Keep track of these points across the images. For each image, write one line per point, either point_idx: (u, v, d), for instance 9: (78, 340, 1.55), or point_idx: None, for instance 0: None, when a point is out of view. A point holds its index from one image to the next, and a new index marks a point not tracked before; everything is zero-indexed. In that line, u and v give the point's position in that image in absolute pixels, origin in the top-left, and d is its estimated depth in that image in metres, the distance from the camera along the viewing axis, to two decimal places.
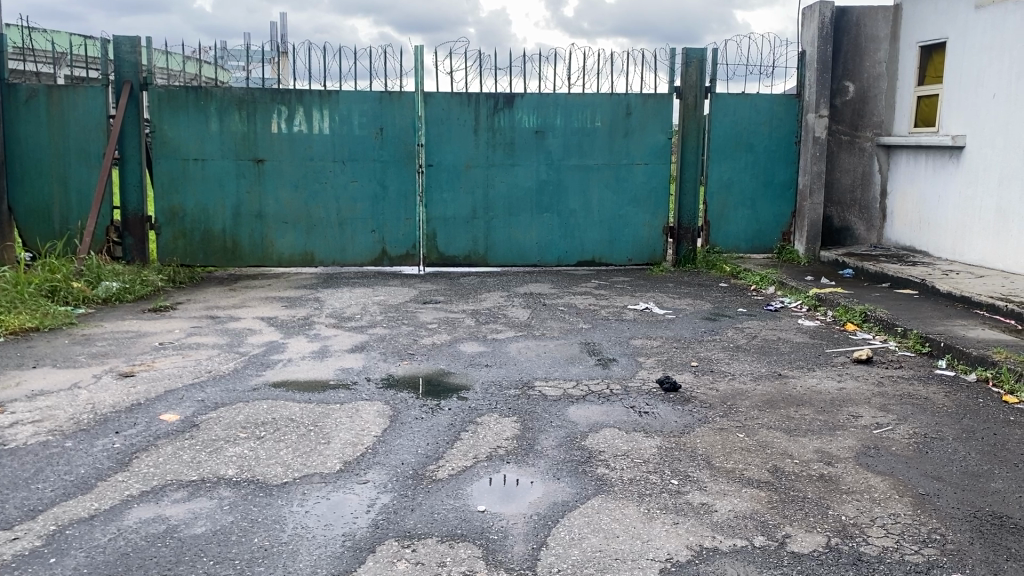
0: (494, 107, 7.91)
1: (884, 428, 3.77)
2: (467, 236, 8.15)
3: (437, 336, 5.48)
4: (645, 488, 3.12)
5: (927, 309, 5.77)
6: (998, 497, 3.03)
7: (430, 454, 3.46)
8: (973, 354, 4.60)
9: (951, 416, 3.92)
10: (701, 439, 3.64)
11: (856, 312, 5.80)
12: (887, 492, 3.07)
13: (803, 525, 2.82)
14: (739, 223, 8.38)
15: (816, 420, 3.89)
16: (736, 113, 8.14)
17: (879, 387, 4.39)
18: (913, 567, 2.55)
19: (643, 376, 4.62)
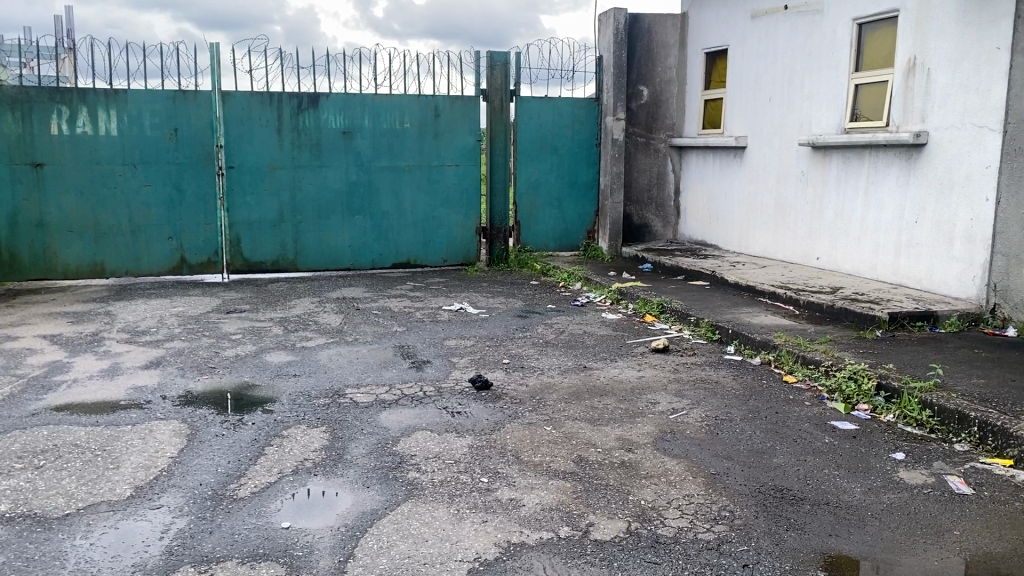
0: (298, 106, 7.68)
1: (679, 413, 3.98)
2: (275, 241, 7.86)
3: (241, 347, 5.24)
4: (455, 489, 3.12)
5: (717, 299, 6.16)
6: (779, 472, 3.27)
7: (231, 472, 3.29)
8: (757, 339, 4.96)
9: (738, 398, 4.20)
10: (511, 436, 3.69)
11: (654, 304, 6.10)
12: (682, 474, 3.24)
13: (605, 512, 2.91)
14: (546, 223, 8.61)
15: (618, 409, 4.04)
16: (540, 116, 8.36)
17: (676, 374, 4.64)
18: (705, 544, 2.69)
19: (455, 376, 4.63)
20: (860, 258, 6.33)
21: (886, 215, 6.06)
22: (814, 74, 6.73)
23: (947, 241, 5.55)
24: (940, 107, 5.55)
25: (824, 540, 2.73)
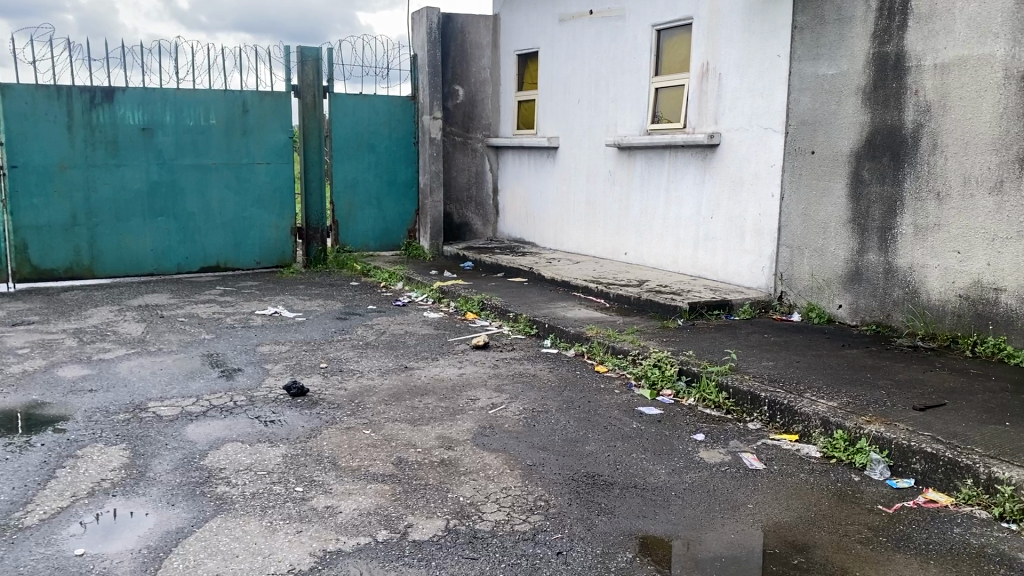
0: (90, 101, 7.15)
1: (498, 408, 4.04)
2: (67, 245, 7.28)
3: (28, 362, 4.81)
4: (268, 501, 3.01)
5: (534, 294, 6.32)
6: (591, 459, 3.39)
7: (15, 499, 3.01)
8: (571, 332, 5.12)
9: (554, 390, 4.32)
10: (328, 442, 3.61)
11: (474, 302, 6.16)
12: (500, 468, 3.29)
13: (424, 512, 2.91)
14: (365, 222, 8.51)
15: (438, 407, 4.05)
16: (355, 113, 8.23)
17: (495, 370, 4.70)
18: (521, 535, 2.75)
19: (269, 383, 4.47)
20: (664, 253, 6.68)
21: (685, 211, 6.43)
22: (618, 77, 7.03)
23: (739, 235, 5.96)
24: (730, 109, 5.96)
25: (633, 523, 2.85)
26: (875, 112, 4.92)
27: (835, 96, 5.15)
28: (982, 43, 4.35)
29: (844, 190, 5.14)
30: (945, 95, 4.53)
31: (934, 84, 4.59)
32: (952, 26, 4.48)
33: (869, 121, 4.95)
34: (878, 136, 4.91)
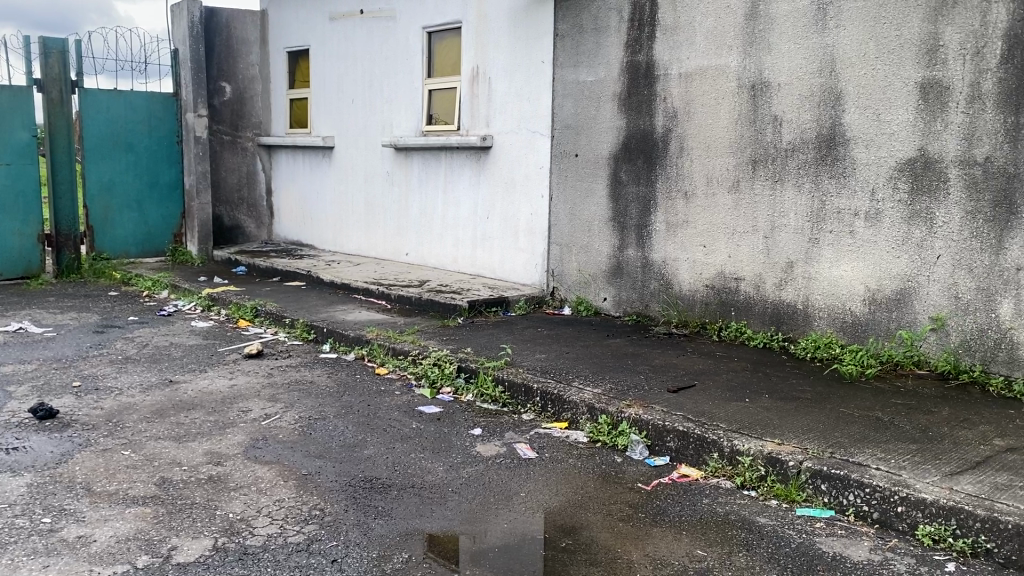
0: None
1: (272, 418, 3.91)
2: None
3: None
4: (8, 537, 2.73)
5: (311, 298, 6.17)
6: (369, 463, 3.37)
7: None
8: (349, 335, 5.06)
9: (331, 395, 4.24)
10: (81, 466, 3.33)
11: (247, 308, 5.93)
12: (273, 480, 3.19)
13: (189, 533, 2.76)
14: (125, 227, 7.95)
15: (207, 422, 3.86)
16: (109, 110, 7.67)
17: (269, 378, 4.55)
18: (294, 547, 2.68)
19: (12, 407, 4.05)
20: (444, 253, 6.76)
21: (462, 212, 6.54)
22: (391, 78, 7.03)
23: (513, 235, 6.15)
24: (500, 112, 6.14)
25: (410, 523, 2.87)
26: (630, 117, 5.25)
27: (594, 101, 5.44)
28: (719, 55, 4.78)
29: (605, 190, 5.45)
30: (689, 102, 4.93)
31: (679, 92, 4.98)
32: (693, 39, 4.88)
33: (625, 125, 5.28)
34: (633, 139, 5.24)
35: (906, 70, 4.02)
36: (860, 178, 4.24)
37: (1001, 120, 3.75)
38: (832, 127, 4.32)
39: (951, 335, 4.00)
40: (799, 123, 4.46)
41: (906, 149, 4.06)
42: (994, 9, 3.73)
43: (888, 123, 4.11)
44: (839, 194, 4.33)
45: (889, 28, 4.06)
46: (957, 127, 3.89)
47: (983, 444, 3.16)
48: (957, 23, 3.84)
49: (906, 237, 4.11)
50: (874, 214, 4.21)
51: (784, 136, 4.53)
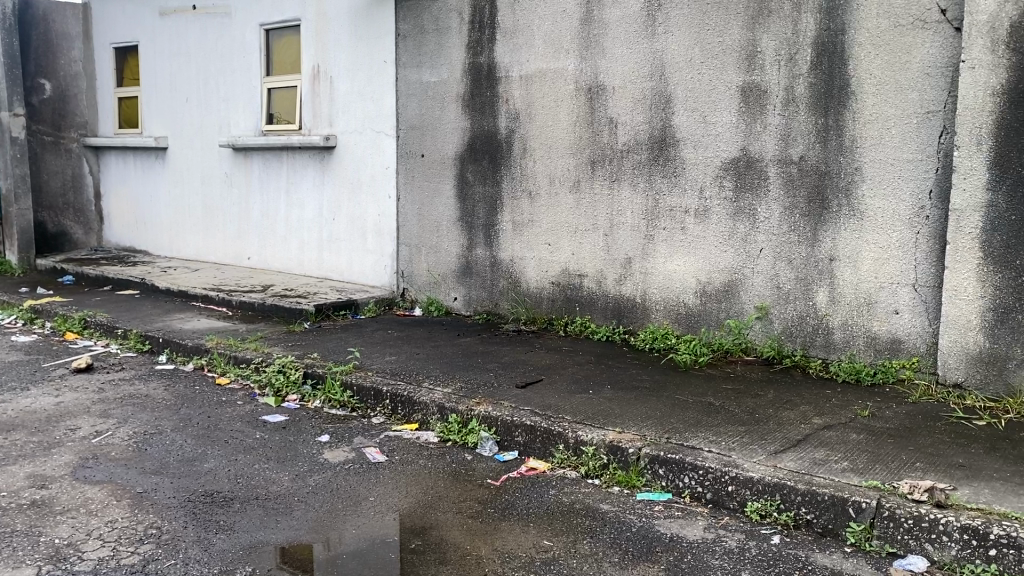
0: None
1: (103, 435, 3.70)
2: None
3: None
4: None
5: (146, 307, 5.87)
6: (210, 477, 3.25)
7: None
8: (188, 345, 4.85)
9: (169, 408, 4.06)
10: None
11: (74, 320, 5.57)
12: (104, 500, 3.02)
13: (10, 563, 2.57)
14: None
15: (29, 443, 3.60)
16: None
17: (99, 394, 4.30)
18: (128, 569, 2.55)
19: None
20: (289, 256, 6.59)
21: (307, 213, 6.40)
22: (228, 76, 6.79)
23: (361, 235, 6.08)
24: (343, 112, 6.05)
25: (254, 536, 2.79)
26: (473, 118, 5.30)
27: (437, 102, 5.46)
28: (556, 58, 4.91)
29: (451, 190, 5.48)
30: (530, 104, 5.04)
31: (520, 94, 5.07)
32: (531, 41, 4.99)
33: (468, 126, 5.33)
34: (477, 140, 5.30)
35: (728, 75, 4.27)
36: (689, 178, 4.47)
37: (813, 122, 4.04)
38: (663, 129, 4.53)
39: (774, 322, 4.29)
40: (633, 125, 4.64)
41: (731, 149, 4.31)
42: (804, 19, 4.01)
43: (714, 125, 4.35)
44: (671, 193, 4.54)
45: (712, 35, 4.29)
46: (774, 128, 4.16)
47: (804, 423, 3.41)
48: (771, 31, 4.11)
49: (732, 232, 4.36)
50: (703, 211, 4.45)
51: (619, 137, 4.70)
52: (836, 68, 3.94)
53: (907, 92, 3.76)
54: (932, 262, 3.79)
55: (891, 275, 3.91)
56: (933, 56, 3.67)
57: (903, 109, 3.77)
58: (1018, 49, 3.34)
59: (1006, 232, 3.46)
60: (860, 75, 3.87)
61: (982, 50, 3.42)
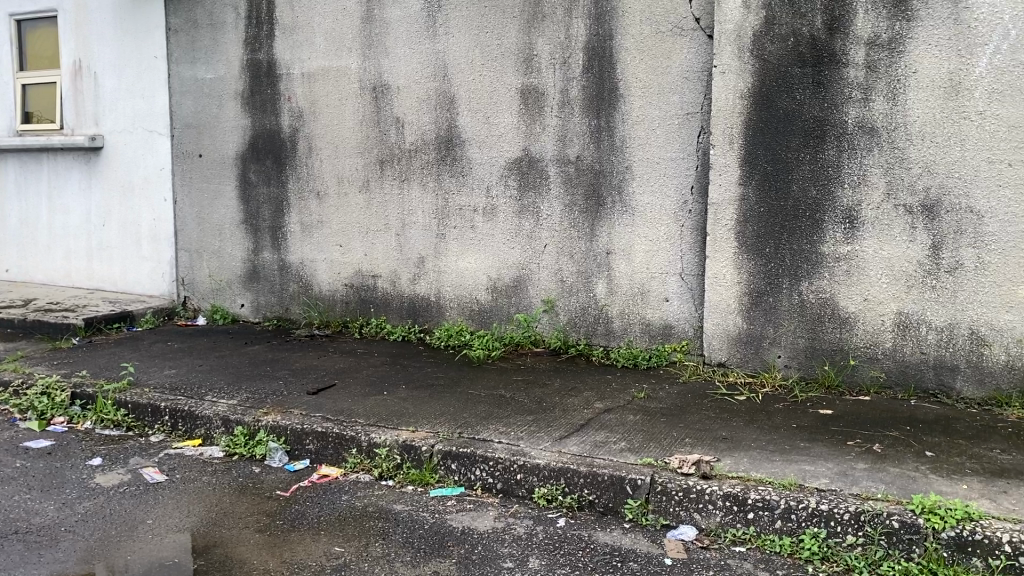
0: None
1: None
2: None
3: None
4: None
5: None
6: None
7: None
8: None
9: None
10: None
11: None
12: None
13: None
14: None
15: None
16: None
17: None
18: None
19: None
20: (53, 266, 6.08)
21: (72, 220, 5.93)
22: None
23: (135, 242, 5.71)
24: (110, 111, 5.66)
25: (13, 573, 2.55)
26: (254, 117, 5.12)
27: (215, 99, 5.23)
28: (339, 57, 4.84)
29: (234, 191, 5.26)
30: (313, 102, 4.94)
31: (303, 93, 4.96)
32: (312, 39, 4.89)
33: (249, 125, 5.14)
34: (259, 139, 5.12)
35: (507, 76, 4.39)
36: (475, 177, 4.56)
37: (587, 122, 4.24)
38: (448, 128, 4.59)
39: (559, 314, 4.47)
40: (419, 124, 4.67)
41: (513, 149, 4.44)
42: (575, 24, 4.19)
43: (496, 125, 4.46)
44: (459, 191, 4.61)
45: (491, 37, 4.39)
46: (553, 129, 4.32)
47: (586, 408, 3.58)
48: (546, 35, 4.27)
49: (517, 229, 4.50)
50: (489, 209, 4.55)
51: (405, 137, 4.72)
52: (606, 72, 4.15)
53: (669, 94, 4.03)
54: (696, 253, 4.09)
55: (662, 266, 4.18)
56: (691, 61, 3.96)
57: (667, 111, 4.04)
58: (761, 56, 3.68)
59: (756, 223, 3.80)
60: (628, 78, 4.10)
61: (731, 57, 3.73)
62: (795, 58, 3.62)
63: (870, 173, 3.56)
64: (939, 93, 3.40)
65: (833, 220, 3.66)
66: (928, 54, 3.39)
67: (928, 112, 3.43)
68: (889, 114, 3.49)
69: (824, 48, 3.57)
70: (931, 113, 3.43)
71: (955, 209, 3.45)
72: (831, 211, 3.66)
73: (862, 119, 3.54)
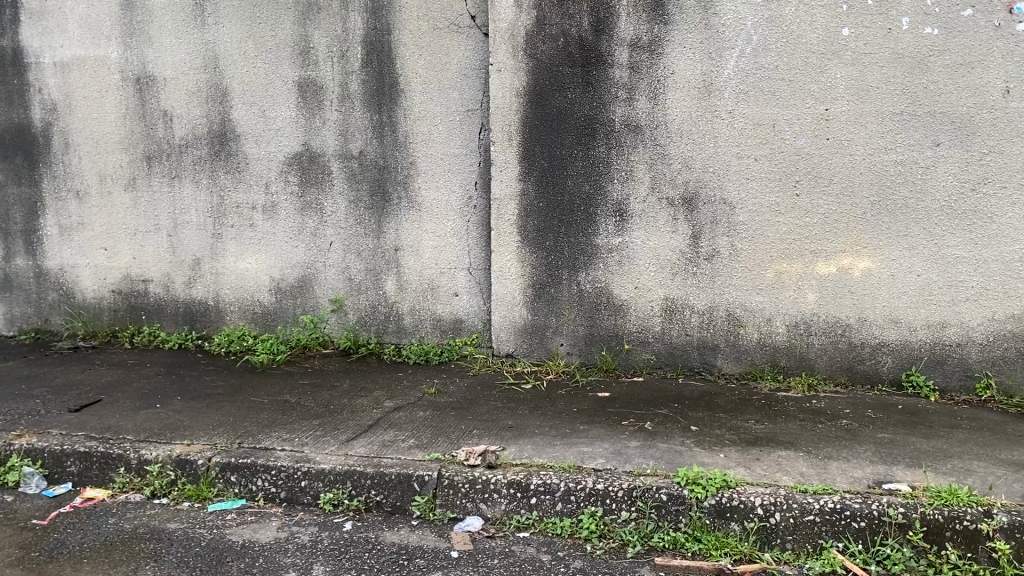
0: None
1: None
2: None
3: None
4: None
5: None
6: None
7: None
8: None
9: None
10: None
11: None
12: None
13: None
14: None
15: None
16: None
17: None
18: None
19: None
20: None
21: None
22: None
23: None
24: None
25: None
26: None
27: None
28: (96, 45, 4.47)
29: None
30: (68, 94, 4.55)
31: (56, 83, 4.56)
32: (64, 25, 4.49)
33: None
34: (6, 134, 4.65)
35: (284, 69, 4.24)
36: (254, 174, 4.38)
37: (368, 118, 4.18)
38: (222, 123, 4.38)
39: (348, 313, 4.41)
40: (189, 119, 4.42)
41: (293, 145, 4.31)
42: (352, 17, 4.10)
43: (274, 120, 4.30)
44: (236, 189, 4.42)
45: (264, 29, 4.23)
46: (333, 124, 4.23)
47: (375, 408, 3.54)
48: (322, 28, 4.15)
49: (300, 227, 4.37)
50: (270, 207, 4.40)
51: (175, 131, 4.45)
52: (385, 67, 4.11)
53: (448, 91, 4.05)
54: (481, 248, 4.17)
55: (448, 261, 4.22)
56: (467, 58, 4.01)
57: (446, 107, 4.07)
58: (533, 54, 3.78)
59: (536, 217, 3.92)
60: (407, 74, 4.08)
61: (505, 55, 3.81)
62: (565, 58, 3.75)
63: (638, 169, 3.76)
64: (694, 94, 3.65)
65: (606, 214, 3.85)
66: (683, 57, 3.63)
67: (685, 111, 3.67)
68: (651, 113, 3.71)
69: (591, 48, 3.72)
70: (687, 112, 3.67)
71: (711, 201, 3.73)
72: (604, 204, 3.84)
73: (628, 117, 3.73)
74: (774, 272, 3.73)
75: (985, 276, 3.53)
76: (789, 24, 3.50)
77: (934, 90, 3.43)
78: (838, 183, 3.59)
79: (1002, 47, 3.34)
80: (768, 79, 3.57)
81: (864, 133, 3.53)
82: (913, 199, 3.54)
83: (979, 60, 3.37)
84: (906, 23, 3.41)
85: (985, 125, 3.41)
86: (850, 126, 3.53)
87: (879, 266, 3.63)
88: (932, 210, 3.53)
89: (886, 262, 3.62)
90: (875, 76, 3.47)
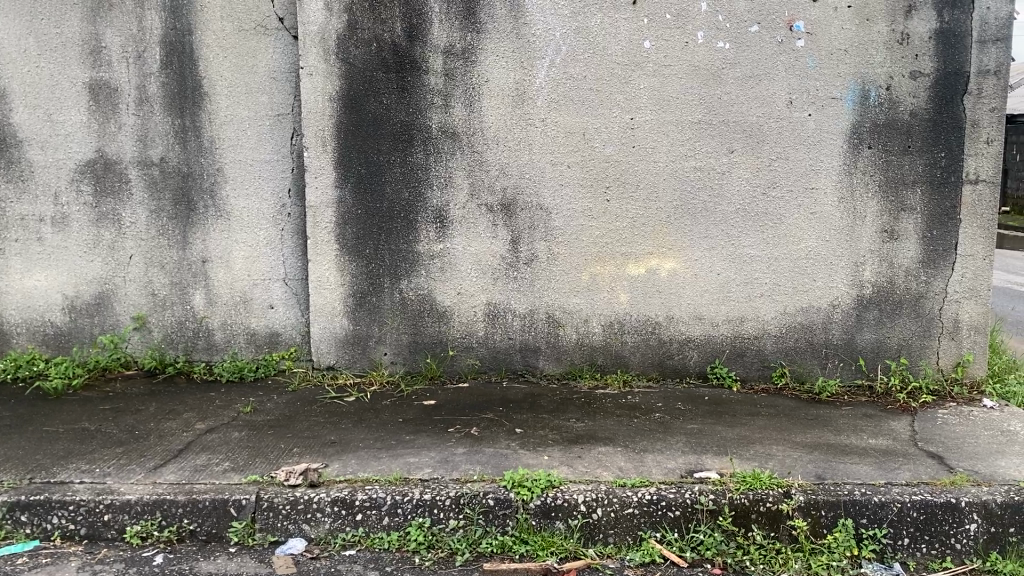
0: None
1: None
2: None
3: None
4: None
5: None
6: None
7: None
8: None
9: None
10: None
11: None
12: None
13: None
14: None
15: None
16: None
17: None
18: None
19: None
20: None
21: None
22: None
23: None
24: None
25: None
26: None
27: None
28: None
29: None
30: None
31: None
32: None
33: None
34: None
35: (71, 70, 3.92)
36: (39, 183, 4.02)
37: (169, 122, 3.94)
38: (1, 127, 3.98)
39: (152, 332, 4.14)
40: None
41: (84, 151, 3.98)
42: (148, 16, 3.85)
43: (62, 124, 3.97)
44: (19, 199, 4.04)
45: (47, 25, 3.88)
46: (130, 129, 3.96)
47: (186, 431, 3.34)
48: (115, 26, 3.87)
49: (96, 240, 4.06)
50: (60, 218, 4.05)
51: None
52: (187, 69, 3.89)
53: (256, 95, 3.90)
54: (297, 257, 4.04)
55: (262, 272, 4.05)
56: (277, 62, 3.87)
57: (255, 111, 3.91)
58: (345, 59, 3.70)
59: (353, 225, 3.84)
60: (211, 76, 3.89)
61: (316, 59, 3.70)
62: (379, 63, 3.70)
63: (455, 175, 3.78)
64: (507, 102, 3.71)
65: (425, 220, 3.83)
66: (495, 65, 3.67)
67: (499, 119, 3.72)
68: (467, 120, 3.73)
69: (405, 55, 3.69)
70: (502, 120, 3.73)
71: (528, 207, 3.80)
72: (423, 211, 3.82)
73: (444, 124, 3.74)
74: (589, 274, 3.85)
75: (776, 273, 3.81)
76: (595, 35, 3.63)
77: (727, 101, 3.67)
78: (644, 189, 3.76)
79: (785, 61, 3.63)
80: (578, 88, 3.68)
81: (666, 140, 3.71)
82: (711, 203, 3.76)
83: (765, 73, 3.64)
84: (702, 37, 3.62)
85: (773, 134, 3.69)
86: (653, 134, 3.71)
87: (683, 267, 3.83)
88: (728, 214, 3.77)
89: (690, 262, 3.83)
90: (674, 87, 3.66)
